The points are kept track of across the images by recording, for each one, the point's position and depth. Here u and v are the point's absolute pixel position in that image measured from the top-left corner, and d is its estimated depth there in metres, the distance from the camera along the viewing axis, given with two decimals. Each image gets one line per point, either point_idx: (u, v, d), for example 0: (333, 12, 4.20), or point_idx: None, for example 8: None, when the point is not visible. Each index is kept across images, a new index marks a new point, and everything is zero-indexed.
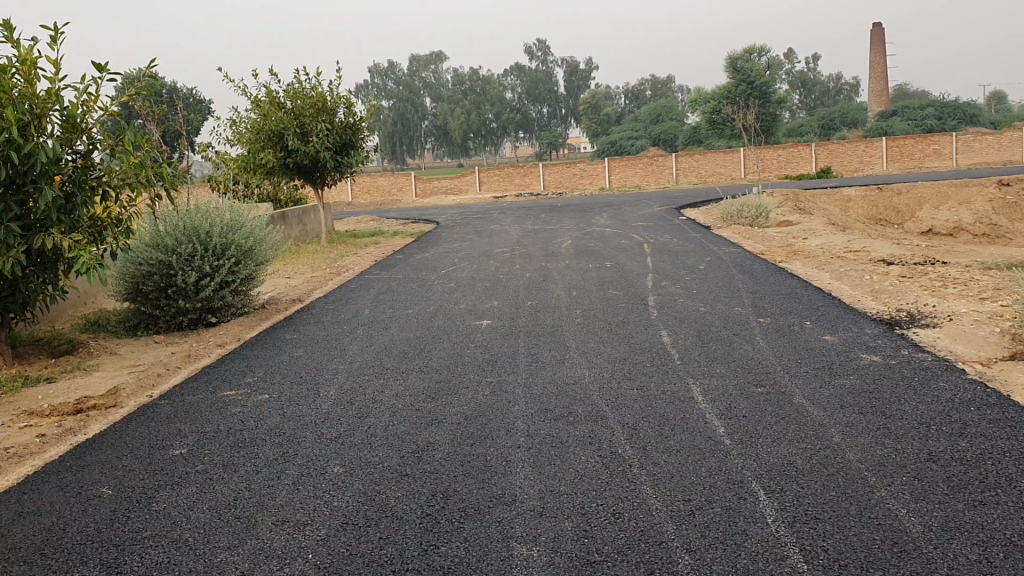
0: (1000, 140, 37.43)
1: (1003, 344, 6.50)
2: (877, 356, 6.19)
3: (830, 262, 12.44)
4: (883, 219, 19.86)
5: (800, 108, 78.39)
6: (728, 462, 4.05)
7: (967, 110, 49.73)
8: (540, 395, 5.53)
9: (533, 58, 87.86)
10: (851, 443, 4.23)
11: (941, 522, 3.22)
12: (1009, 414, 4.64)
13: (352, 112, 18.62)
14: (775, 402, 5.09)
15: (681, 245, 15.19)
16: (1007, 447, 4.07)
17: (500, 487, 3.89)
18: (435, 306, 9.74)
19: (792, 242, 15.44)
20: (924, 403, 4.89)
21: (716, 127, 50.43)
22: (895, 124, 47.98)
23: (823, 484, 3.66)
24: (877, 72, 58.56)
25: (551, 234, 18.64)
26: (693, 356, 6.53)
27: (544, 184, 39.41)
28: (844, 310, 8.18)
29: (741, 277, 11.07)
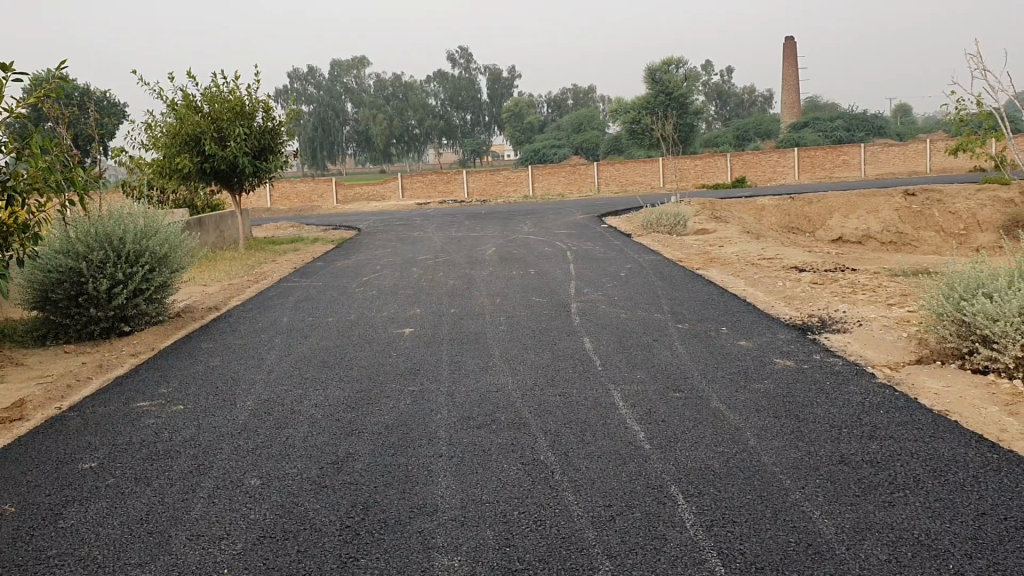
0: (904, 152, 38.84)
1: (910, 349, 6.72)
2: (790, 361, 6.34)
3: (745, 269, 12.73)
4: (795, 227, 20.38)
5: (716, 120, 80.09)
6: (648, 466, 4.09)
7: (873, 123, 51.52)
8: (461, 403, 5.52)
9: (455, 64, 87.80)
10: (766, 446, 4.31)
11: (853, 523, 3.31)
12: (916, 417, 4.79)
13: (271, 117, 18.32)
14: (693, 407, 5.17)
15: (602, 253, 15.33)
16: (915, 449, 4.20)
17: (420, 497, 3.86)
18: (355, 314, 9.63)
19: (709, 250, 15.74)
20: (836, 407, 5.02)
21: (635, 137, 51.15)
22: (807, 136, 49.38)
23: (739, 488, 3.73)
24: (790, 84, 60.16)
25: (474, 241, 18.64)
26: (613, 362, 6.58)
27: (466, 192, 39.34)
28: (759, 316, 8.37)
29: (660, 284, 11.23)
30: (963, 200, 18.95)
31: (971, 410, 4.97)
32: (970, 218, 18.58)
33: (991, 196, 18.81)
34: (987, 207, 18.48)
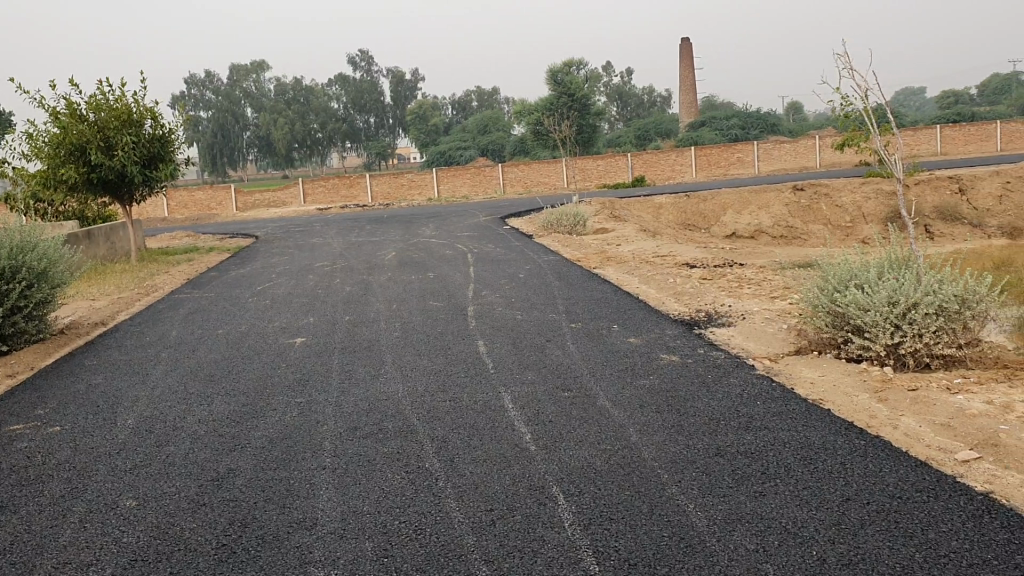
0: (795, 148, 40.06)
1: (790, 340, 6.94)
2: (676, 356, 6.47)
3: (640, 266, 12.95)
4: (692, 224, 20.77)
5: (617, 120, 81.08)
6: (531, 468, 4.12)
7: (767, 121, 53.01)
8: (349, 413, 5.45)
9: (356, 67, 86.87)
10: (647, 441, 4.39)
11: (725, 515, 3.38)
12: (791, 407, 4.95)
13: (160, 125, 17.78)
14: (580, 405, 5.22)
15: (503, 254, 15.36)
16: (787, 437, 4.34)
17: (301, 511, 3.79)
18: (246, 325, 9.42)
19: (607, 249, 15.95)
20: (715, 400, 5.15)
21: (539, 137, 51.47)
22: (704, 134, 50.49)
23: (618, 485, 3.78)
24: (687, 84, 61.41)
25: (374, 246, 18.48)
26: (504, 364, 6.60)
27: (370, 195, 38.94)
28: (649, 313, 8.52)
29: (557, 284, 11.33)
30: (849, 193, 19.59)
31: (843, 397, 5.17)
32: (856, 211, 19.22)
33: (874, 189, 19.50)
34: (871, 200, 19.21)
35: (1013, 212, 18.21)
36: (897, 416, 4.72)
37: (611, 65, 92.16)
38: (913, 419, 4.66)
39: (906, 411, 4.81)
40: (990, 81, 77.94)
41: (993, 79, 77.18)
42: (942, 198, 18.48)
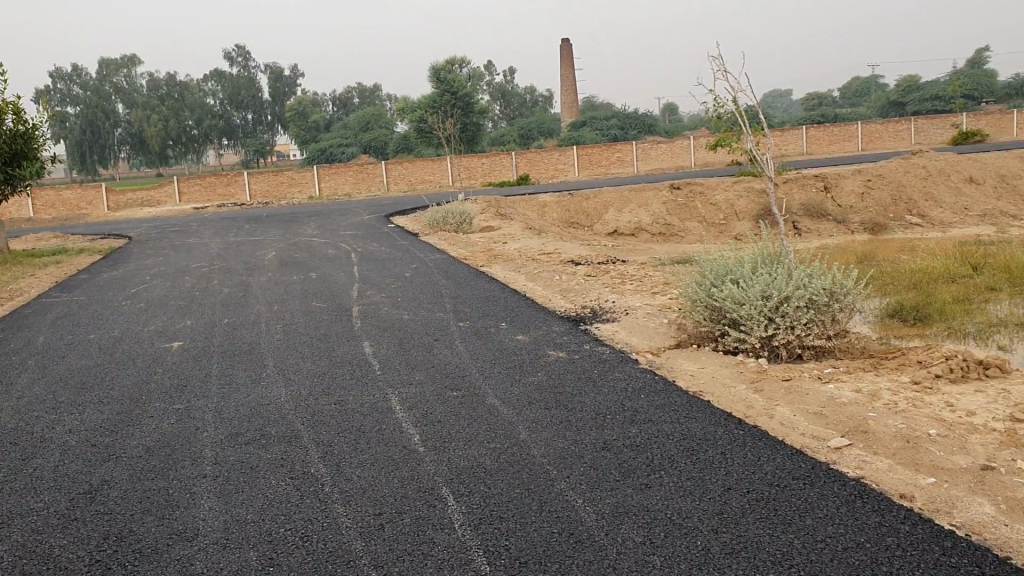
0: (672, 148, 41.07)
1: (671, 334, 7.11)
2: (562, 352, 6.53)
3: (525, 264, 13.04)
4: (575, 222, 20.99)
5: (500, 119, 81.41)
6: (420, 470, 4.08)
7: (645, 121, 54.22)
8: (230, 419, 5.29)
9: (233, 62, 84.49)
10: (535, 438, 4.41)
11: (613, 508, 3.43)
12: (674, 399, 5.06)
13: (23, 120, 16.87)
14: (469, 405, 5.21)
15: (388, 253, 15.22)
16: (671, 430, 4.43)
17: (181, 522, 3.66)
18: (120, 330, 9.03)
19: (492, 246, 16.01)
20: (601, 394, 5.22)
21: (422, 135, 51.21)
22: (585, 133, 51.20)
23: (507, 483, 3.78)
24: (568, 84, 62.24)
25: (254, 245, 18.02)
26: (390, 365, 6.52)
27: (249, 194, 37.93)
28: (535, 310, 8.58)
29: (443, 283, 11.31)
30: (723, 192, 20.18)
31: (722, 389, 5.31)
32: (729, 209, 19.83)
33: (746, 187, 20.15)
34: (742, 199, 19.86)
35: (873, 209, 19.14)
36: (772, 406, 4.89)
37: (493, 64, 92.55)
38: (788, 408, 4.83)
39: (781, 401, 4.98)
40: (852, 84, 81.70)
41: (854, 83, 80.93)
42: (809, 196, 19.25)
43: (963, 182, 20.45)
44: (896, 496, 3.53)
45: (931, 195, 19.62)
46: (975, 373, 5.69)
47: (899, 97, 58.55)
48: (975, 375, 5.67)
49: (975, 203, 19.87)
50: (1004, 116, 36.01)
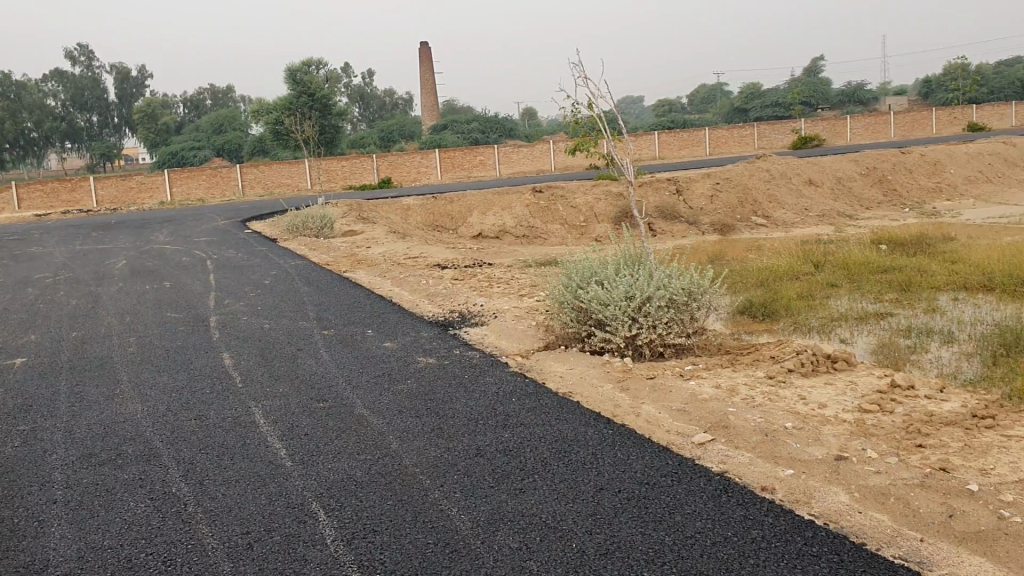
0: (533, 152, 41.51)
1: (539, 336, 7.17)
2: (430, 358, 6.49)
3: (390, 268, 12.91)
4: (438, 225, 20.85)
5: (359, 122, 80.46)
6: (289, 485, 3.96)
7: (505, 125, 54.72)
8: (81, 439, 5.00)
9: (75, 62, 80.24)
10: (407, 447, 4.36)
11: (487, 515, 3.42)
12: (545, 401, 5.10)
13: None
14: (336, 416, 5.09)
15: (247, 260, 14.77)
16: (543, 433, 4.46)
17: (31, 553, 3.42)
18: None
19: (356, 251, 15.77)
20: (472, 400, 5.21)
21: (280, 138, 50.00)
22: (446, 135, 51.16)
23: (379, 496, 3.71)
24: (428, 87, 62.16)
25: (103, 254, 17.15)
26: (253, 377, 6.31)
27: (95, 200, 36.04)
28: (402, 315, 8.51)
29: (306, 289, 11.06)
30: (583, 195, 20.51)
31: (589, 389, 5.39)
32: (589, 211, 20.15)
33: (605, 190, 20.58)
34: (601, 201, 20.26)
35: (723, 210, 19.90)
36: (639, 404, 4.99)
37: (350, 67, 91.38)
38: (653, 406, 4.94)
39: (646, 400, 5.09)
40: (698, 91, 84.86)
41: (701, 89, 83.96)
42: (664, 198, 19.83)
43: (803, 185, 21.54)
44: (758, 489, 3.66)
45: (774, 197, 20.60)
46: (824, 366, 5.99)
47: (743, 104, 61.19)
48: (824, 369, 5.95)
49: (814, 204, 20.96)
50: (838, 122, 38.12)
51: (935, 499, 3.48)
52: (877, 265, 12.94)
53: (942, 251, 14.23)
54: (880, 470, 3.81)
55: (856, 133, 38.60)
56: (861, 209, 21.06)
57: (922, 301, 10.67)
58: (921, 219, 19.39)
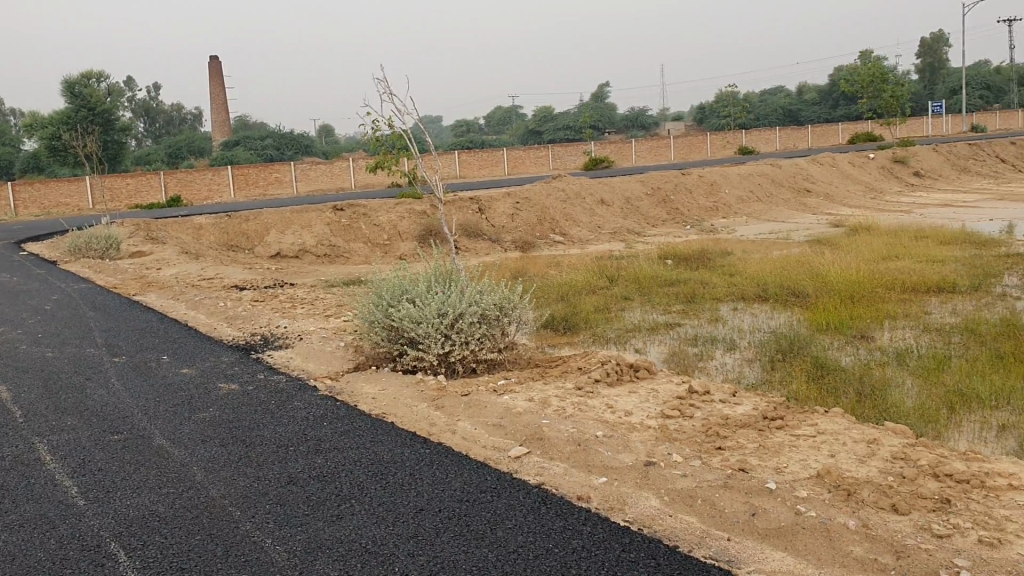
0: (330, 169, 38.90)
1: (348, 358, 7.03)
2: (234, 384, 6.20)
3: (184, 291, 12.31)
4: (234, 245, 19.68)
5: (145, 137, 76.47)
6: (82, 525, 3.66)
7: (301, 142, 53.61)
8: None
9: None
10: (214, 478, 4.14)
11: (304, 544, 3.30)
12: (357, 424, 5.00)
13: None
14: (134, 449, 4.77)
15: (23, 285, 13.63)
16: (357, 456, 4.35)
17: None
18: None
19: (146, 273, 14.92)
20: (281, 426, 5.02)
21: (56, 154, 46.60)
22: (239, 152, 49.40)
23: (186, 531, 3.49)
24: (219, 103, 59.97)
25: None
26: (35, 411, 5.80)
27: None
28: (201, 339, 8.12)
29: (92, 315, 10.34)
30: (385, 213, 20.28)
31: (403, 409, 5.33)
32: (392, 230, 19.94)
33: (407, 209, 20.48)
34: (404, 219, 20.11)
35: (523, 228, 20.30)
36: (454, 421, 4.98)
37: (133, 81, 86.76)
38: (468, 423, 4.94)
39: (461, 416, 5.09)
40: (494, 113, 86.61)
41: (496, 111, 85.53)
42: (466, 217, 19.99)
43: (596, 204, 22.38)
44: (574, 499, 3.73)
45: (570, 216, 21.31)
46: (628, 376, 6.20)
47: (536, 126, 62.92)
48: (628, 378, 6.17)
49: (606, 222, 21.82)
50: (625, 144, 39.88)
51: (738, 498, 3.67)
52: (665, 278, 13.62)
53: (722, 264, 15.17)
54: (686, 473, 3.97)
55: (641, 156, 40.56)
56: (648, 227, 22.11)
57: (706, 311, 11.33)
58: (702, 235, 20.62)
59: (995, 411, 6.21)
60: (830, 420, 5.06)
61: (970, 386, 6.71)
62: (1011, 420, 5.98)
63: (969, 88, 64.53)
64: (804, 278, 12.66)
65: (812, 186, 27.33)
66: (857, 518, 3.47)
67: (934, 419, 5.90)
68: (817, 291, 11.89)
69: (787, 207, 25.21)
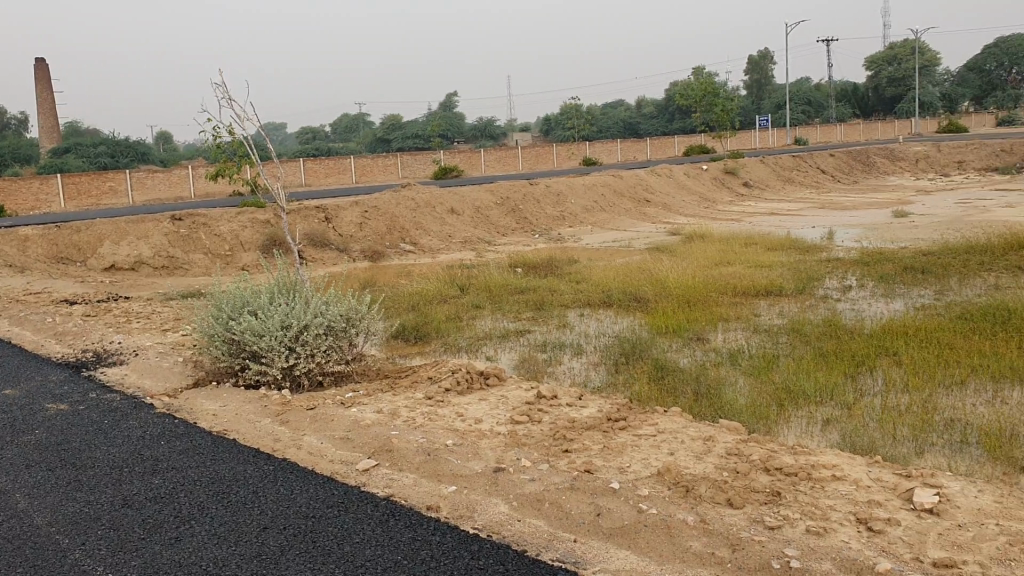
0: (169, 177, 32.51)
1: (188, 373, 6.75)
2: (63, 404, 5.85)
3: (8, 306, 11.50)
4: (64, 257, 18.13)
5: None
6: None
7: (137, 150, 51.23)
8: None
9: None
10: (38, 505, 3.88)
11: (139, 571, 3.14)
12: (197, 442, 4.81)
13: None
14: None
15: None
16: (196, 475, 4.18)
17: None
18: None
19: None
20: (114, 446, 4.76)
21: None
22: (67, 158, 46.62)
23: (6, 563, 3.26)
24: (46, 108, 56.58)
25: None
26: None
27: None
28: (25, 358, 7.61)
29: None
30: (227, 222, 19.44)
31: (246, 426, 5.16)
32: (235, 240, 19.14)
33: (250, 218, 19.77)
34: (247, 229, 19.37)
35: (371, 238, 20.08)
36: (300, 436, 4.86)
37: None
38: (315, 437, 4.83)
39: (308, 431, 4.97)
40: (340, 122, 85.42)
41: (342, 118, 84.32)
42: (312, 226, 19.56)
43: (446, 214, 22.39)
44: (424, 509, 3.71)
45: (419, 224, 21.26)
46: (479, 383, 6.21)
47: (384, 135, 62.42)
48: (477, 385, 6.18)
49: (456, 231, 21.89)
50: (472, 154, 40.08)
51: (583, 499, 3.74)
52: (515, 286, 13.78)
53: (568, 272, 15.50)
54: (534, 477, 4.01)
55: (488, 166, 40.87)
56: (497, 236, 22.32)
57: (554, 317, 11.54)
58: (550, 244, 20.99)
59: (820, 406, 6.60)
60: (670, 418, 5.24)
61: (797, 383, 7.12)
62: (834, 414, 6.37)
63: (793, 103, 68.46)
64: (646, 284, 13.09)
65: (651, 197, 28.29)
66: (695, 514, 3.60)
67: (765, 415, 6.23)
68: (658, 296, 12.34)
69: (629, 216, 26.01)
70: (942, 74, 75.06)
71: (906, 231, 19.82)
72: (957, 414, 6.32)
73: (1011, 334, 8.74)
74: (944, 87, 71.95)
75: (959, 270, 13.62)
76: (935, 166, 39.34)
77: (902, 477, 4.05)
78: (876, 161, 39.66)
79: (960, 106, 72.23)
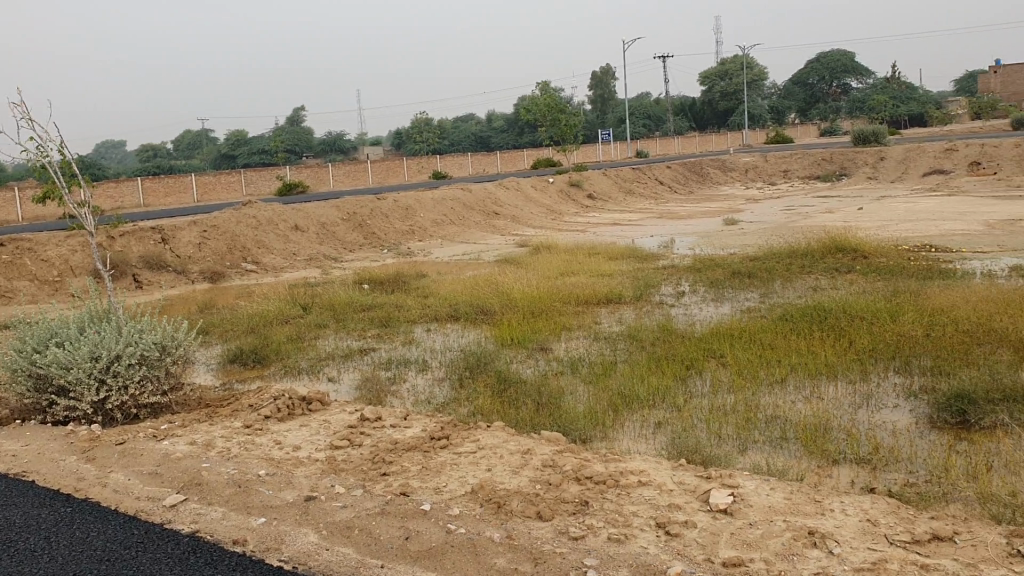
0: None
1: None
2: None
3: None
4: None
5: None
6: None
7: None
8: None
9: None
10: None
11: None
12: None
13: None
14: None
15: None
16: None
17: None
18: None
19: None
20: None
21: None
22: None
23: None
24: None
25: None
26: None
27: None
28: None
29: None
30: (54, 246, 18.32)
31: (48, 466, 4.86)
32: (63, 265, 18.04)
33: (80, 241, 18.70)
34: (77, 253, 18.33)
35: (211, 258, 19.38)
36: (105, 473, 4.62)
37: None
38: (121, 474, 4.60)
39: (114, 467, 4.73)
40: (181, 140, 82.42)
41: (184, 136, 81.36)
42: (148, 247, 18.71)
43: (289, 231, 21.88)
44: (228, 543, 3.60)
45: (261, 243, 20.72)
46: (301, 409, 6.08)
47: (228, 151, 60.50)
48: (299, 411, 6.04)
49: (301, 248, 21.44)
50: (320, 169, 39.37)
51: (393, 523, 3.71)
52: (360, 304, 13.61)
53: (415, 287, 15.44)
54: (346, 503, 3.95)
55: (337, 181, 40.24)
56: (344, 252, 22.00)
57: (400, 334, 11.47)
58: (398, 259, 20.87)
59: (653, 410, 6.79)
60: (491, 433, 5.28)
61: (632, 388, 7.30)
62: (665, 416, 6.57)
63: (634, 117, 70.68)
64: (491, 296, 13.20)
65: (500, 210, 28.58)
66: (503, 530, 3.63)
67: (600, 422, 6.36)
68: (503, 308, 12.45)
69: (477, 229, 26.18)
70: (770, 89, 79.28)
71: (736, 238, 20.81)
72: (777, 411, 6.63)
73: (829, 333, 9.25)
74: (770, 101, 75.97)
75: (784, 274, 14.36)
76: (764, 175, 41.44)
77: (703, 480, 4.23)
78: (710, 171, 41.46)
79: (786, 118, 76.49)
